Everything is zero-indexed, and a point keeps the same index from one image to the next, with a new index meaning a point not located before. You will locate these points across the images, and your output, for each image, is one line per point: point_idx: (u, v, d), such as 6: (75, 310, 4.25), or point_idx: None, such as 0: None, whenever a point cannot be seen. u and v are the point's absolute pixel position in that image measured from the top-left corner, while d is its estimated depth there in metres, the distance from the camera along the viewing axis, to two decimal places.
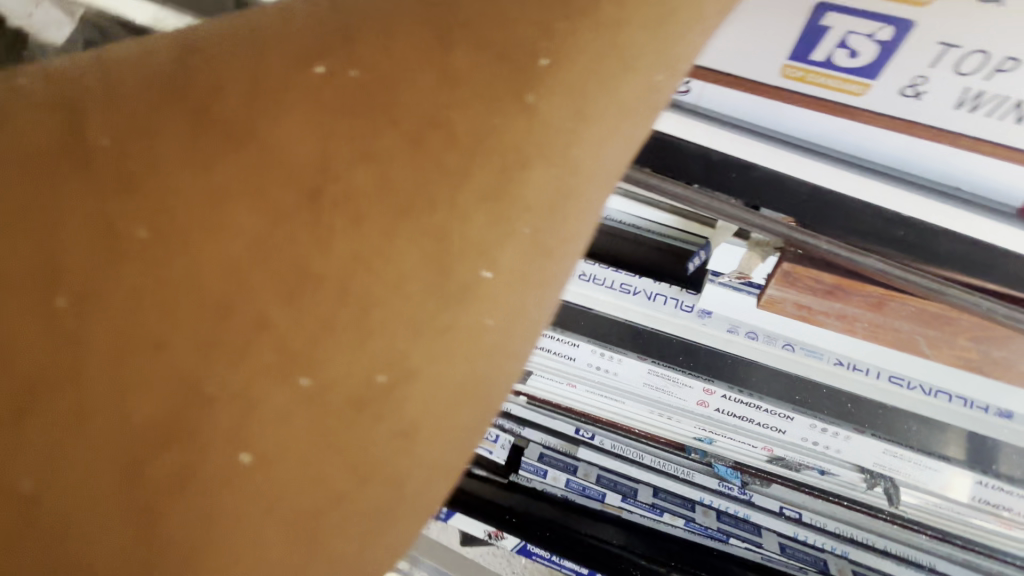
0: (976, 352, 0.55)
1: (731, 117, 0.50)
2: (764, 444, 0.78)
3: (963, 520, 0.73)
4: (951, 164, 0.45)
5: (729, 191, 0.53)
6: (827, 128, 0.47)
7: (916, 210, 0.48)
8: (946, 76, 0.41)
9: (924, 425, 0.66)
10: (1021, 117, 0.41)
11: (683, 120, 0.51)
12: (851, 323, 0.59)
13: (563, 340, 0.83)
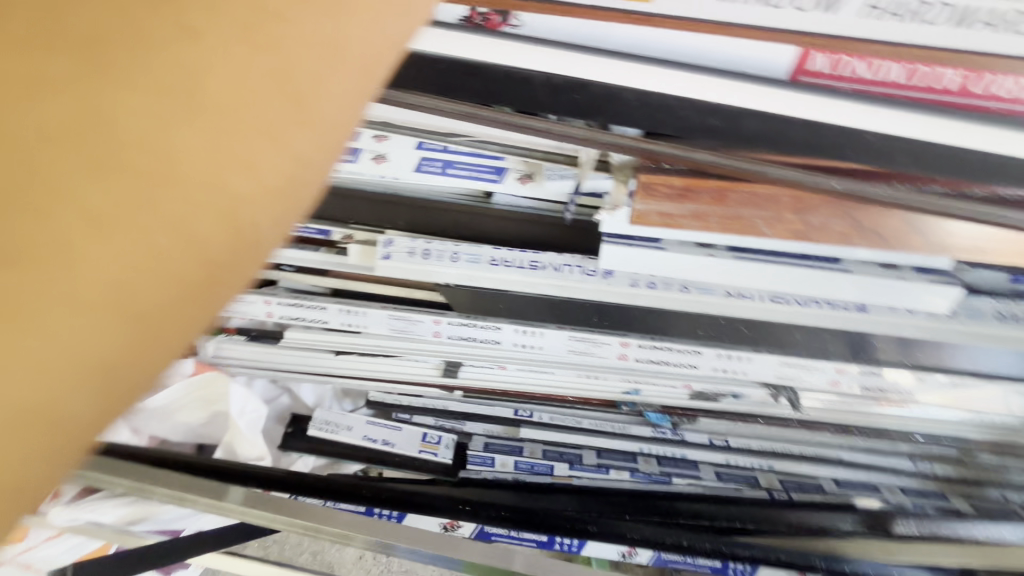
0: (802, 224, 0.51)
1: (564, 42, 0.44)
2: (683, 382, 0.78)
3: (855, 410, 0.77)
4: (734, 53, 0.41)
5: (577, 114, 0.46)
6: (643, 40, 0.42)
7: (723, 96, 0.42)
8: None
9: (809, 333, 0.72)
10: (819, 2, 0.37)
11: (510, 51, 0.44)
12: (705, 221, 0.53)
13: (483, 326, 0.80)
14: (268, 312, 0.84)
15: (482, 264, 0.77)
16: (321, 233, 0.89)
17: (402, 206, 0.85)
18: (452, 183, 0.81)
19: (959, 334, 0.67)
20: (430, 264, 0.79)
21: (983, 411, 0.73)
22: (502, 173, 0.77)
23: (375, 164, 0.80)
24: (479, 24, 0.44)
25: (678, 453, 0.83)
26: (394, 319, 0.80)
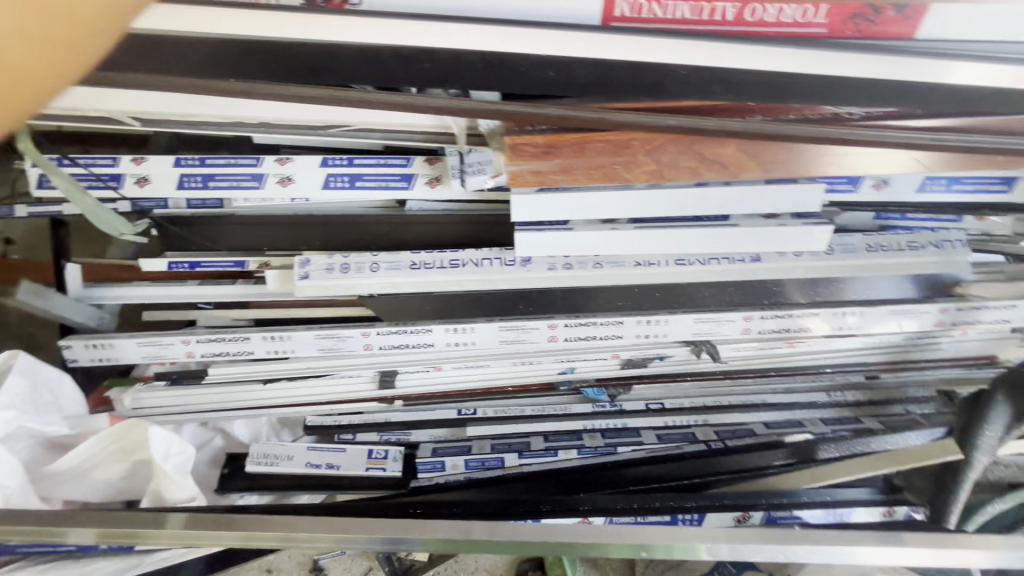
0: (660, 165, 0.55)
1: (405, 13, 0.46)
2: (613, 353, 0.82)
3: (768, 354, 0.83)
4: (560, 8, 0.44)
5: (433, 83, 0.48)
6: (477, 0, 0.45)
7: (560, 48, 0.46)
8: None
9: (715, 287, 0.79)
10: None
11: (358, 29, 0.46)
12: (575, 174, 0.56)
13: (413, 331, 0.80)
14: (188, 352, 0.81)
15: (403, 269, 0.78)
16: (235, 264, 0.88)
17: (317, 226, 0.85)
18: (364, 197, 0.83)
19: (836, 267, 0.76)
20: (351, 277, 0.79)
21: (871, 335, 0.82)
22: (410, 180, 0.80)
23: (283, 188, 0.81)
24: (322, 6, 0.45)
25: (620, 423, 0.86)
26: (321, 338, 0.80)
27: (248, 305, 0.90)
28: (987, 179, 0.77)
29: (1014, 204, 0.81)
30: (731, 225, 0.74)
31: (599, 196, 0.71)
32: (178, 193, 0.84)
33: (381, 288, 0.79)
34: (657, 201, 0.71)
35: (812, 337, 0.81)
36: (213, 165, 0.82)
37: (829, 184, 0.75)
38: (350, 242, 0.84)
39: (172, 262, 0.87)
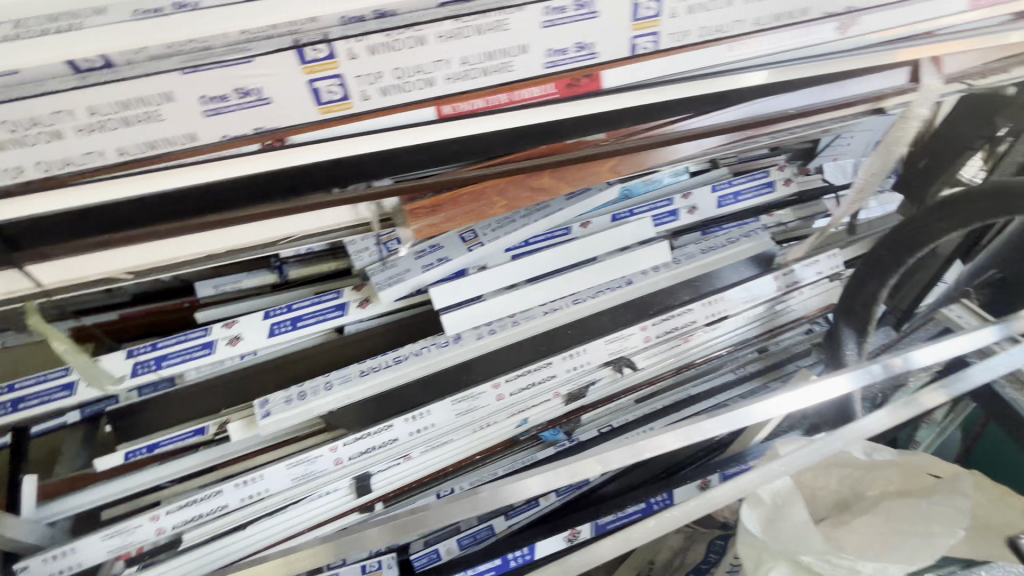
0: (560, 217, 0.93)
1: None
2: (553, 393, 0.95)
3: (672, 354, 1.01)
4: None
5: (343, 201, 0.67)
6: None
7: None
8: None
9: (610, 312, 0.98)
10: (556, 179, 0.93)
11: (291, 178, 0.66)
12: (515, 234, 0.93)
13: (376, 430, 0.88)
14: (159, 527, 0.82)
15: (355, 379, 0.90)
16: (195, 433, 0.92)
17: (270, 372, 0.95)
18: (307, 334, 0.96)
19: (688, 271, 1.00)
20: (307, 402, 0.88)
21: (738, 313, 1.03)
22: (343, 307, 0.96)
23: (232, 346, 0.92)
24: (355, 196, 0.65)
25: (585, 455, 0.94)
26: (292, 467, 0.85)
27: (214, 470, 0.94)
28: (756, 188, 1.10)
29: (786, 198, 1.14)
30: (599, 263, 0.98)
31: (495, 270, 0.94)
32: (131, 382, 0.91)
33: (339, 402, 0.89)
34: (542, 261, 0.95)
35: (698, 329, 1.01)
36: (164, 347, 0.91)
37: (657, 219, 1.03)
38: (303, 374, 0.94)
39: (129, 452, 0.90)
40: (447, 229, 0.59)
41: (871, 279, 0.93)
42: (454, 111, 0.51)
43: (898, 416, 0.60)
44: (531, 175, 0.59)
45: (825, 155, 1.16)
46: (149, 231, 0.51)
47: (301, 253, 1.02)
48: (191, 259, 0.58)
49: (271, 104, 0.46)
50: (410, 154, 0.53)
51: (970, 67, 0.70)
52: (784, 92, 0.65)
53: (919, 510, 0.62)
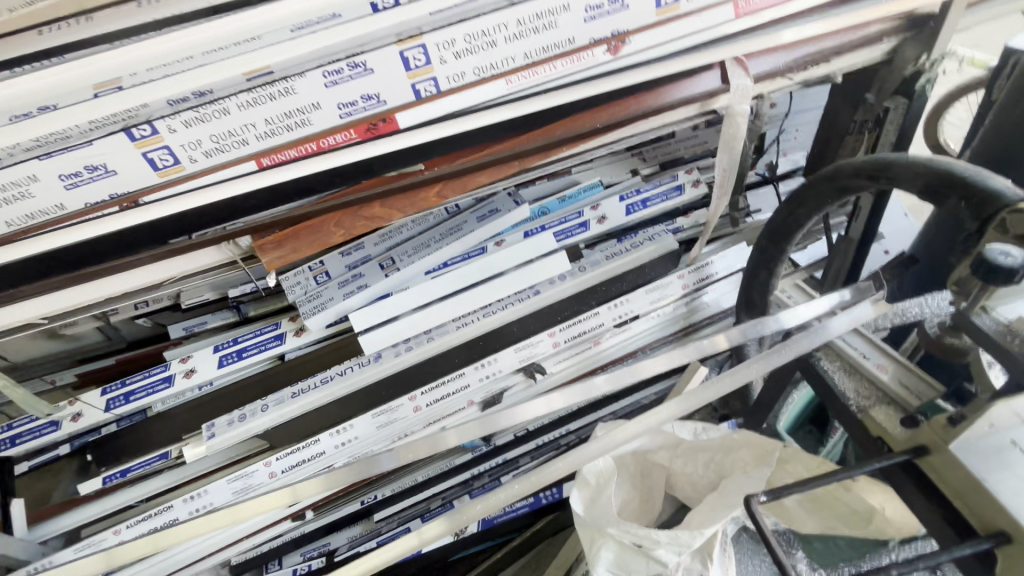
0: (470, 233, 1.03)
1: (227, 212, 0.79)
2: (468, 400, 1.05)
3: (582, 356, 1.08)
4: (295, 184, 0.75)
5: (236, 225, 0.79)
6: None
7: None
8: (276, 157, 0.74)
9: (520, 321, 1.06)
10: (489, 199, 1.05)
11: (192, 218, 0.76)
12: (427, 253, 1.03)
13: (305, 445, 1.00)
14: (119, 537, 0.96)
15: (285, 401, 1.00)
16: (160, 458, 1.06)
17: (221, 400, 1.06)
18: (253, 363, 1.07)
19: (593, 276, 1.07)
20: (246, 423, 1.00)
21: (650, 312, 1.09)
22: (282, 337, 1.07)
23: (187, 378, 1.05)
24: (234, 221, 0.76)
25: (500, 458, 1.00)
26: (233, 481, 0.98)
27: (177, 489, 1.06)
28: (665, 193, 1.14)
29: (700, 199, 1.18)
30: (506, 276, 1.05)
31: (412, 292, 1.01)
32: (106, 414, 1.05)
33: (273, 422, 1.00)
34: (457, 279, 1.03)
35: (607, 331, 1.08)
36: (131, 384, 1.05)
37: (565, 232, 1.09)
38: (247, 399, 1.06)
39: (106, 477, 1.05)
40: (296, 259, 0.70)
41: (761, 270, 0.94)
42: (270, 162, 0.62)
43: (708, 394, 0.67)
44: (363, 207, 0.69)
45: (773, 151, 1.24)
46: (50, 282, 0.64)
47: (250, 293, 1.14)
48: (97, 302, 0.71)
49: (118, 174, 0.59)
50: (246, 201, 0.64)
51: (781, 63, 0.75)
52: (595, 110, 0.73)
53: (736, 483, 0.65)
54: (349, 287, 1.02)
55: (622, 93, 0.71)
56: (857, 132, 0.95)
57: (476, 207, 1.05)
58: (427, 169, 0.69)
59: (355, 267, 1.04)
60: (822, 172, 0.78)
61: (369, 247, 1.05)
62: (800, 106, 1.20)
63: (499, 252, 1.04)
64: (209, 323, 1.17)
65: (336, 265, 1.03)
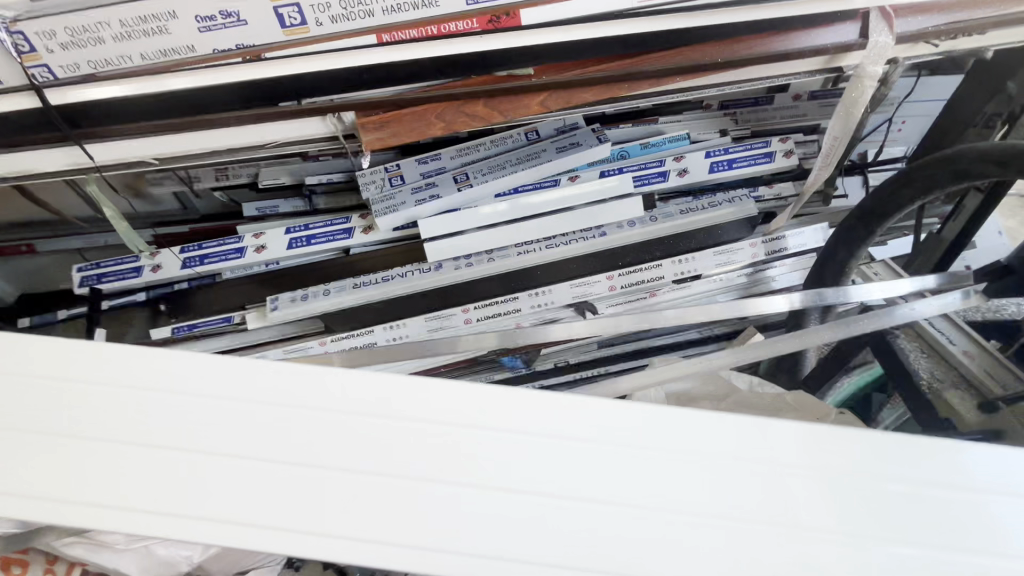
0: (548, 160, 1.03)
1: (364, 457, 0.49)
2: (518, 323, 1.08)
3: (638, 304, 1.10)
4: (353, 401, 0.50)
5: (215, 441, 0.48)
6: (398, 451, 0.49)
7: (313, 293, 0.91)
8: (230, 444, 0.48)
9: (580, 259, 1.07)
10: (555, 127, 1.08)
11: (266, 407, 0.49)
12: (502, 171, 1.04)
13: (359, 333, 1.07)
14: None
15: (347, 291, 1.06)
16: (224, 320, 1.14)
17: (287, 279, 1.12)
18: (319, 251, 1.12)
19: (661, 229, 1.06)
20: (308, 303, 1.06)
21: (713, 273, 1.10)
22: (350, 232, 1.10)
23: (257, 253, 1.11)
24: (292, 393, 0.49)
25: (535, 381, 1.04)
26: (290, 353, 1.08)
27: (237, 351, 1.15)
28: (753, 157, 1.11)
29: (787, 171, 1.14)
30: (577, 212, 1.05)
31: (481, 210, 1.04)
32: (182, 272, 1.13)
33: (333, 306, 1.06)
34: (526, 206, 1.05)
35: (665, 285, 1.09)
36: (207, 249, 1.12)
37: (644, 179, 1.08)
38: (312, 282, 1.11)
39: (176, 327, 1.15)
40: (393, 143, 0.71)
41: (840, 249, 0.92)
42: (391, 39, 0.62)
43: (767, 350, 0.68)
44: (465, 102, 0.69)
45: (869, 141, 1.19)
46: (167, 123, 0.68)
47: (327, 184, 1.19)
48: (204, 153, 0.74)
49: (247, 25, 0.60)
50: (358, 74, 0.65)
51: (932, 26, 0.69)
52: (714, 44, 0.69)
53: None
54: (422, 193, 1.05)
55: (747, 26, 0.68)
56: (981, 125, 0.91)
57: (557, 139, 1.07)
58: (535, 75, 0.68)
59: (430, 175, 1.07)
60: (940, 154, 0.76)
61: (446, 160, 1.08)
62: (919, 96, 1.13)
63: (574, 186, 1.05)
64: (280, 207, 1.22)
65: (409, 169, 1.07)
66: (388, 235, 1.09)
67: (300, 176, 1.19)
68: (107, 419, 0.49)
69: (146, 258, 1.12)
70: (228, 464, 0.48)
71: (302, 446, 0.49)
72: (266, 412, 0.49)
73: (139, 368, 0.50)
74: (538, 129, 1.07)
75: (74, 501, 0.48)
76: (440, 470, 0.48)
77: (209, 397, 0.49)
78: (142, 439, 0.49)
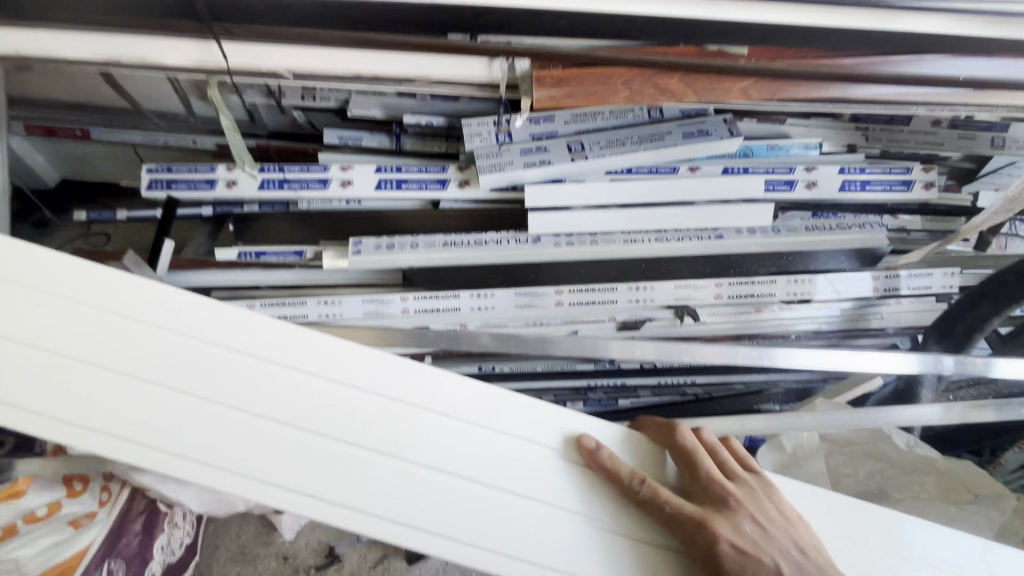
0: (678, 146, 0.93)
1: (395, 434, 0.61)
2: (611, 315, 1.05)
3: (736, 316, 1.06)
4: (389, 380, 0.62)
5: (251, 396, 0.60)
6: (419, 433, 0.62)
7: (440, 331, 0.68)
8: (273, 404, 0.60)
9: (689, 260, 1.01)
10: (681, 111, 0.97)
11: (308, 375, 0.61)
12: (624, 148, 0.94)
13: (444, 296, 1.02)
14: (252, 313, 1.03)
15: (438, 247, 0.98)
16: (295, 254, 1.06)
17: (366, 221, 1.04)
18: (408, 198, 1.03)
19: (781, 242, 0.99)
20: (392, 253, 0.98)
21: (819, 300, 1.05)
22: (444, 183, 1.01)
23: (342, 188, 1.02)
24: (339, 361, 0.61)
25: (619, 381, 0.98)
26: (367, 302, 1.03)
27: (305, 286, 1.09)
28: (890, 183, 1.02)
29: (917, 203, 1.05)
30: (695, 208, 0.97)
31: (589, 186, 0.95)
32: (258, 194, 1.03)
33: (419, 262, 0.98)
34: (639, 191, 0.96)
35: (773, 303, 1.05)
36: (289, 173, 1.02)
37: (771, 185, 0.99)
38: (396, 231, 1.03)
39: (241, 252, 1.06)
40: (564, 104, 0.62)
41: (983, 306, 0.86)
42: None
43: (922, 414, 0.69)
44: (659, 73, 0.60)
45: (986, 182, 1.13)
46: (321, 33, 0.59)
47: (422, 126, 1.08)
48: (344, 74, 0.65)
49: None
50: (553, 18, 0.57)
51: None
52: (956, 57, 0.60)
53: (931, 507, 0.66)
54: (532, 156, 0.95)
55: (1009, 44, 0.58)
56: None
57: (683, 122, 0.96)
58: (749, 56, 0.60)
59: (541, 138, 0.97)
60: None
61: (558, 124, 0.97)
62: None
63: (701, 179, 0.96)
64: (364, 140, 1.10)
65: (518, 128, 0.96)
66: (486, 195, 1.01)
67: (394, 112, 1.06)
68: (254, 397, 0.60)
69: (221, 174, 1.03)
70: (350, 451, 0.60)
71: (400, 441, 0.61)
72: (388, 408, 0.61)
73: (308, 349, 0.61)
74: (664, 108, 0.97)
75: (222, 465, 0.58)
76: (514, 483, 0.62)
77: (346, 389, 0.61)
78: (286, 420, 0.60)
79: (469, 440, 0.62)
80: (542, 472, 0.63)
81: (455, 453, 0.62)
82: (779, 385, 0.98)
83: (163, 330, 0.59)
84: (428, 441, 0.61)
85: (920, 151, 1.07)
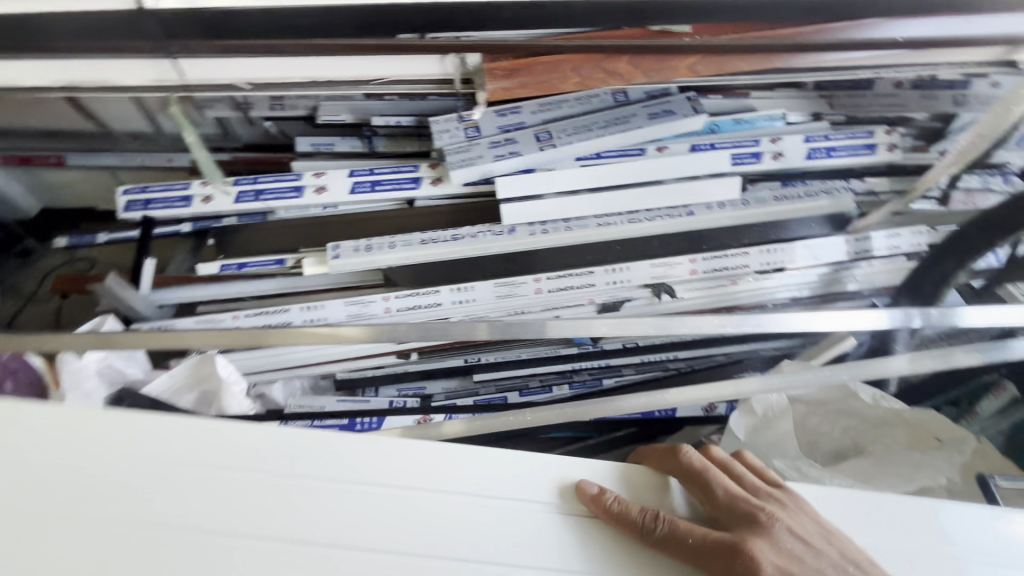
0: (643, 126, 0.95)
1: (264, 498, 0.54)
2: (590, 300, 1.07)
3: (715, 290, 1.08)
4: (249, 435, 0.56)
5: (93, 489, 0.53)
6: (294, 494, 0.54)
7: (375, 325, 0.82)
8: (122, 493, 0.53)
9: (662, 239, 1.03)
10: (643, 91, 0.99)
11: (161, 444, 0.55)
12: (589, 132, 0.95)
13: (424, 293, 1.03)
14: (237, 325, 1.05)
15: (416, 246, 1.00)
16: (276, 262, 1.07)
17: (344, 226, 1.05)
18: (382, 199, 1.04)
19: (753, 213, 1.03)
20: (371, 254, 1.00)
21: (795, 268, 1.07)
22: (417, 181, 1.03)
23: (317, 195, 1.03)
24: (187, 423, 0.55)
25: (602, 361, 1.00)
26: (349, 305, 1.04)
27: (287, 294, 1.10)
28: (854, 147, 1.04)
29: (884, 165, 1.07)
30: (664, 186, 0.99)
31: (562, 173, 0.97)
32: (233, 207, 1.04)
33: (398, 261, 1.01)
34: (608, 174, 0.98)
35: (748, 274, 1.06)
36: (263, 184, 1.03)
37: (737, 158, 1.01)
38: (371, 231, 1.04)
39: (224, 265, 1.07)
40: (519, 95, 0.64)
41: (949, 259, 0.89)
42: None
43: (888, 368, 0.72)
44: (608, 57, 0.62)
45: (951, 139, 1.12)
46: (271, 43, 0.60)
47: (390, 126, 1.08)
48: (302, 81, 0.67)
49: None
50: (498, 12, 0.58)
51: None
52: (894, 19, 0.62)
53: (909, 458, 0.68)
54: (501, 147, 0.96)
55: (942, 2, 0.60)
56: None
57: (648, 103, 0.98)
58: (691, 33, 0.62)
59: (508, 128, 0.98)
60: None
61: (526, 115, 0.98)
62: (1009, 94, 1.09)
63: (669, 156, 0.98)
64: (336, 146, 1.10)
65: (484, 120, 0.98)
66: (459, 190, 1.02)
67: (365, 114, 1.06)
68: (45, 495, 0.52)
69: (196, 189, 1.04)
70: (212, 542, 0.52)
71: (274, 511, 0.53)
72: (265, 480, 0.55)
73: (173, 445, 0.55)
74: (628, 91, 0.98)
75: None
76: (416, 543, 0.53)
77: (216, 470, 0.54)
78: (141, 519, 0.52)
79: (352, 488, 0.55)
80: (459, 520, 0.55)
81: (340, 510, 0.54)
82: (757, 353, 1.00)
83: (25, 446, 0.54)
84: (303, 490, 0.54)
85: (886, 115, 1.07)
